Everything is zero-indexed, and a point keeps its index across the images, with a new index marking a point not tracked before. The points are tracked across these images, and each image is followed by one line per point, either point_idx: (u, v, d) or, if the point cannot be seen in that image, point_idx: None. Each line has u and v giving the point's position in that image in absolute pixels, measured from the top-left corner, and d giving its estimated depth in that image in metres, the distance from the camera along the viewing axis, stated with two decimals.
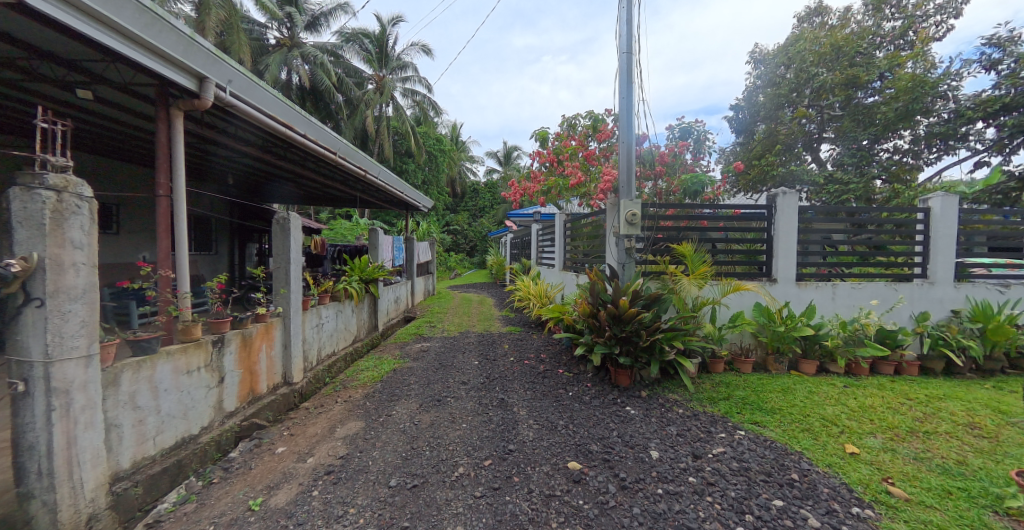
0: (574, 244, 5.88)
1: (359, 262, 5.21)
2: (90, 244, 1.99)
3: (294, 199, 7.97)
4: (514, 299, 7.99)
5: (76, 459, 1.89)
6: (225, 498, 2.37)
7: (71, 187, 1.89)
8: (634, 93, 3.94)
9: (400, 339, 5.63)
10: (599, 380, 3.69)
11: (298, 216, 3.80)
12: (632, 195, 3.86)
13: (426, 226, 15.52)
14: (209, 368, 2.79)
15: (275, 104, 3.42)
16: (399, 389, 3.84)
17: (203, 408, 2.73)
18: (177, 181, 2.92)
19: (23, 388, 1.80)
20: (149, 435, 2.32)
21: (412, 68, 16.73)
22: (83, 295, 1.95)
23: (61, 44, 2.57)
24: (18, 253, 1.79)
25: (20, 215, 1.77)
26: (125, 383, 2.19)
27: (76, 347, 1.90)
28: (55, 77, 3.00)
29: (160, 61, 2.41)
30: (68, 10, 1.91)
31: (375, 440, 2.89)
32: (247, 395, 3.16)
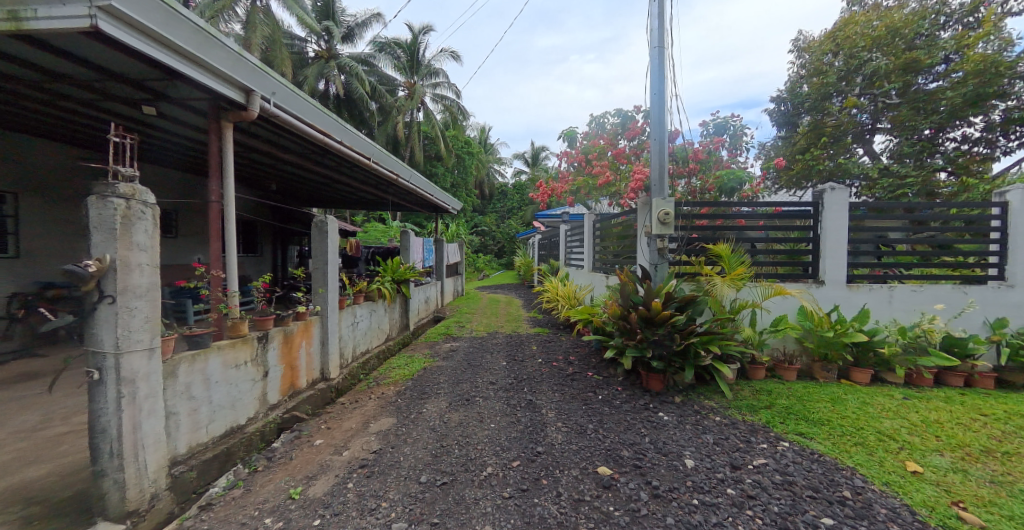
0: (603, 245, 5.81)
1: (391, 262, 5.34)
2: (153, 246, 2.13)
3: (330, 204, 8.24)
4: (541, 301, 7.95)
5: (140, 443, 2.03)
6: (268, 486, 2.47)
7: (138, 195, 2.04)
8: (666, 89, 3.83)
9: (429, 339, 5.71)
10: (629, 384, 3.61)
11: (335, 219, 3.91)
12: (664, 195, 3.75)
13: (455, 228, 15.69)
14: (254, 363, 2.93)
15: (314, 113, 3.56)
16: (430, 387, 3.89)
17: (249, 400, 2.86)
18: (227, 188, 3.09)
19: (96, 376, 1.94)
20: (201, 423, 2.46)
21: (442, 75, 17.16)
22: (146, 293, 2.09)
23: (127, 67, 2.75)
24: (93, 255, 1.94)
25: (95, 220, 1.92)
26: (182, 375, 2.33)
27: (141, 340, 2.04)
28: (123, 96, 3.22)
29: (212, 76, 2.56)
30: (134, 34, 2.07)
31: (406, 437, 2.94)
32: (287, 389, 3.29)
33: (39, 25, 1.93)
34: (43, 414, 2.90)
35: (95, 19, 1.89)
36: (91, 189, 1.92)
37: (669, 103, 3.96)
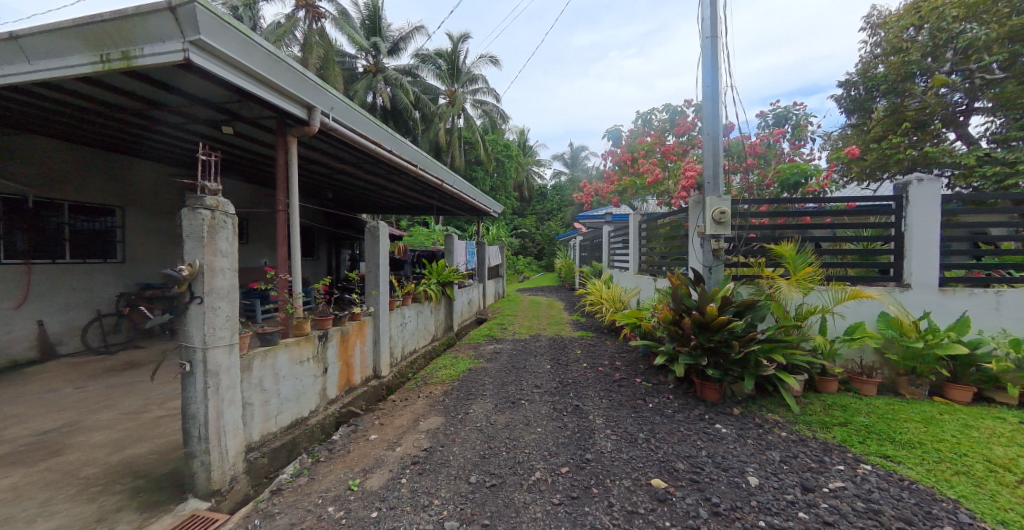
0: (649, 246, 5.62)
1: (436, 265, 5.47)
2: (233, 253, 2.32)
3: (380, 210, 8.61)
4: (584, 304, 7.80)
5: (223, 429, 2.21)
6: (330, 475, 2.61)
7: (221, 207, 2.23)
8: (720, 81, 3.63)
9: (473, 340, 5.78)
10: (682, 392, 3.44)
11: (386, 224, 4.06)
12: (718, 193, 3.56)
13: (497, 231, 15.82)
14: (316, 359, 3.11)
15: (367, 125, 3.74)
16: (476, 388, 3.94)
17: (312, 394, 3.04)
18: (291, 198, 3.31)
19: (187, 368, 2.14)
20: (271, 414, 2.64)
21: (483, 81, 17.62)
22: (228, 294, 2.29)
23: (211, 92, 3.02)
24: (185, 260, 2.15)
25: (188, 229, 2.13)
26: (256, 368, 2.52)
27: (223, 336, 2.23)
28: (206, 118, 3.55)
29: (279, 95, 2.78)
30: (218, 63, 2.29)
31: (454, 436, 2.99)
32: (344, 385, 3.46)
33: (146, 61, 2.18)
34: (143, 400, 3.34)
35: (187, 51, 2.11)
36: (184, 202, 2.13)
37: (722, 95, 3.77)
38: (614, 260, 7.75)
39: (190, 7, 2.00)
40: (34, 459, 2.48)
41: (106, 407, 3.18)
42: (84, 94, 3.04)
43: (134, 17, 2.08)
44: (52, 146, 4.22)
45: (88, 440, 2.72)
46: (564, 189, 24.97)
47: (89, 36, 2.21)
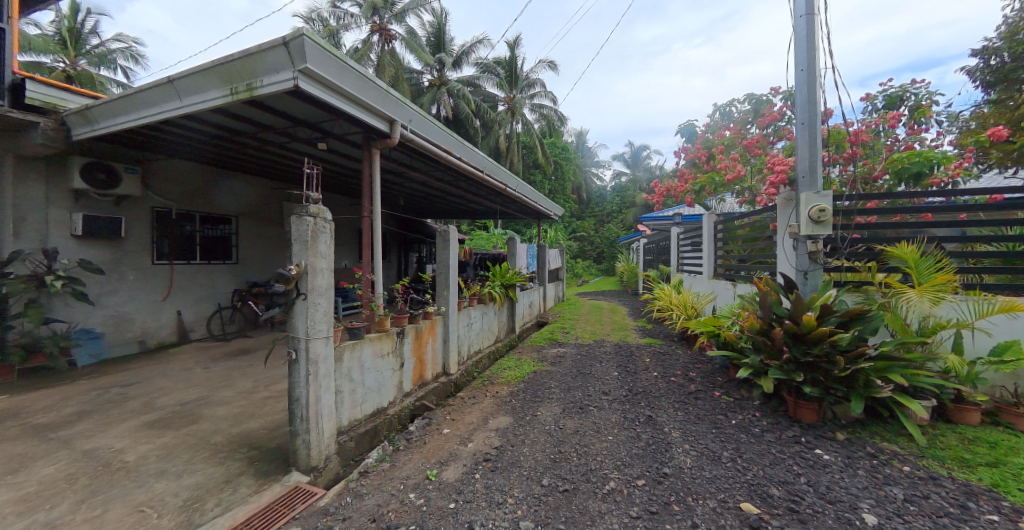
0: (731, 246, 5.20)
1: (499, 267, 5.42)
2: (330, 254, 2.68)
3: (444, 215, 8.82)
4: (652, 309, 7.40)
5: (320, 412, 2.58)
6: (408, 464, 2.80)
7: (320, 214, 2.59)
8: (817, 62, 3.31)
9: (536, 343, 5.74)
10: (770, 410, 3.15)
11: (456, 228, 4.06)
12: (816, 189, 3.24)
13: (555, 234, 15.59)
14: (394, 354, 3.34)
15: (441, 135, 3.87)
16: (542, 391, 3.91)
17: (390, 386, 3.30)
18: (376, 204, 3.49)
19: (293, 355, 2.52)
20: (356, 402, 2.95)
21: (539, 84, 17.99)
22: (327, 291, 2.63)
23: (308, 113, 3.33)
24: (293, 262, 2.53)
25: (295, 234, 2.51)
26: (346, 359, 2.85)
27: (321, 329, 2.58)
28: (304, 137, 3.86)
29: (365, 111, 3.08)
30: (316, 86, 2.67)
31: (524, 437, 3.04)
32: (418, 379, 3.65)
33: (265, 90, 2.67)
34: (253, 382, 3.95)
35: (296, 79, 2.54)
36: (293, 211, 2.52)
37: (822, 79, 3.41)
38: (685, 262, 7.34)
39: (300, 40, 2.41)
40: (178, 425, 3.10)
41: (226, 386, 3.84)
42: (211, 121, 3.47)
43: (256, 54, 2.56)
44: (184, 166, 5.10)
45: (215, 413, 3.31)
46: (626, 190, 24.08)
47: (222, 74, 2.75)
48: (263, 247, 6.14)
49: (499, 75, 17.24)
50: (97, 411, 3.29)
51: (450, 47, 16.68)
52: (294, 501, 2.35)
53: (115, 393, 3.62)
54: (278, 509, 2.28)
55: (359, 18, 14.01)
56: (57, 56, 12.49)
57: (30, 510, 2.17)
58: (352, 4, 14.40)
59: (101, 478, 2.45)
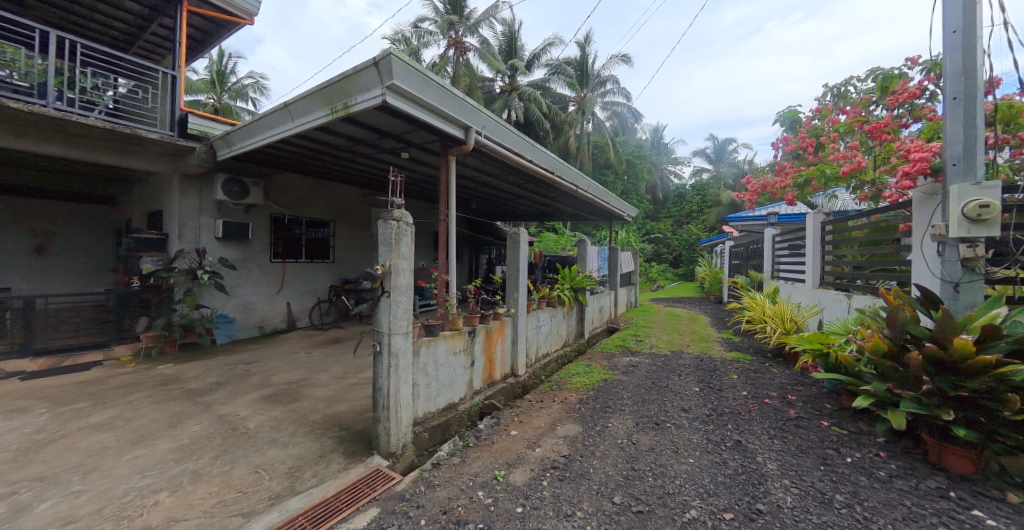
0: (844, 249, 4.54)
1: (569, 270, 5.29)
2: (410, 255, 2.83)
3: (515, 217, 8.88)
4: (738, 319, 6.76)
5: (398, 402, 2.74)
6: (477, 461, 2.84)
7: (403, 218, 2.76)
8: (981, 24, 2.71)
9: (607, 351, 5.51)
10: (892, 448, 2.68)
11: (526, 230, 4.04)
12: (974, 179, 2.68)
13: (627, 236, 14.95)
14: (465, 352, 3.41)
15: (512, 138, 3.87)
16: (613, 401, 3.75)
17: (461, 382, 3.38)
18: (451, 208, 3.59)
19: (378, 348, 2.69)
20: (431, 396, 3.07)
21: (612, 81, 17.49)
22: (407, 289, 2.79)
23: (393, 127, 3.54)
24: (378, 261, 2.72)
25: (381, 237, 2.70)
26: (422, 354, 2.99)
27: (401, 325, 2.74)
28: (389, 148, 4.10)
29: (442, 120, 3.20)
30: (401, 100, 2.86)
31: (594, 448, 2.92)
32: (486, 378, 3.69)
33: (359, 107, 2.92)
34: (344, 368, 4.27)
35: (385, 95, 2.75)
36: (379, 215, 2.71)
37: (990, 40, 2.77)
38: (782, 266, 6.57)
39: (388, 59, 2.62)
40: (285, 401, 3.45)
41: (322, 370, 4.20)
42: (313, 138, 3.84)
43: (352, 76, 2.82)
44: (294, 180, 5.68)
45: (314, 393, 3.64)
46: (707, 188, 22.36)
47: (324, 95, 3.07)
48: (355, 248, 6.64)
49: (570, 75, 16.96)
50: (228, 382, 3.79)
51: (522, 54, 16.84)
52: (376, 483, 2.51)
53: (241, 369, 4.15)
54: (362, 488, 2.45)
55: (437, 34, 14.67)
56: (203, 93, 14.89)
57: (182, 459, 2.61)
58: (430, 22, 15.08)
59: (230, 439, 2.85)
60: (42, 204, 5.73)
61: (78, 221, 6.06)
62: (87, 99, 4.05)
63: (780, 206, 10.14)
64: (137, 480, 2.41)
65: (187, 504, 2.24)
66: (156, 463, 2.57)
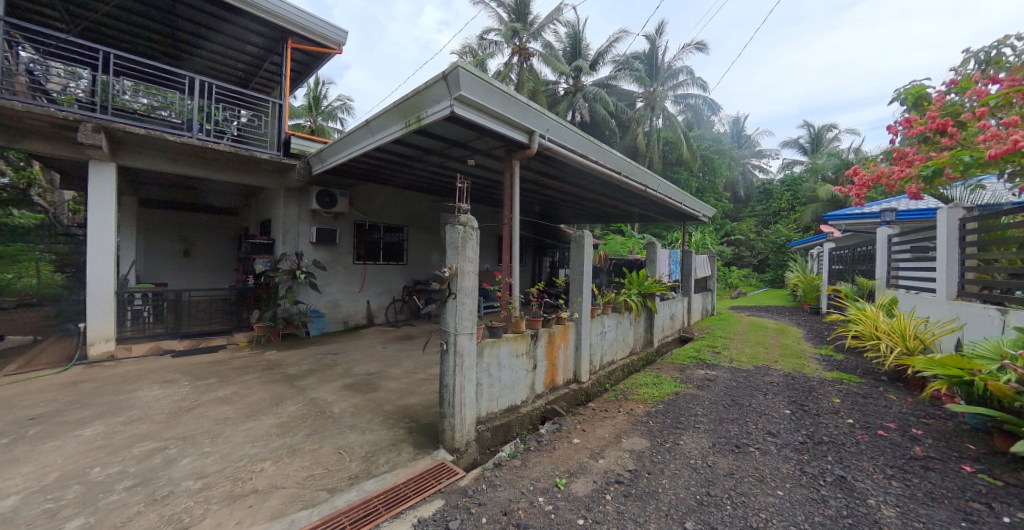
0: (996, 253, 3.73)
1: (637, 274, 5.03)
2: (476, 258, 2.89)
3: (582, 220, 8.69)
4: (839, 333, 5.89)
5: (462, 400, 2.80)
6: (538, 466, 2.80)
7: (469, 222, 2.83)
8: None
9: (680, 362, 5.11)
10: None
11: (592, 233, 3.90)
12: None
13: (701, 238, 13.88)
14: (528, 356, 3.39)
15: (576, 139, 3.77)
16: (686, 417, 3.46)
17: (523, 385, 3.36)
18: (515, 212, 3.59)
19: (444, 347, 2.79)
20: (493, 396, 3.10)
21: (685, 72, 16.51)
22: (473, 291, 2.86)
23: (461, 135, 3.65)
24: (446, 264, 2.82)
25: (448, 240, 2.80)
26: (486, 355, 3.03)
27: (466, 325, 2.80)
28: (457, 156, 4.23)
29: (507, 126, 3.24)
30: (467, 110, 2.95)
31: (663, 467, 2.72)
32: (549, 383, 3.62)
33: (430, 119, 3.07)
34: (415, 364, 4.50)
35: (453, 106, 2.86)
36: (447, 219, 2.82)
37: None
38: (901, 272, 5.58)
39: (455, 72, 2.72)
40: (364, 390, 3.72)
41: (396, 364, 4.46)
42: (391, 150, 4.11)
43: (424, 91, 2.98)
44: (374, 189, 6.15)
45: (389, 385, 3.88)
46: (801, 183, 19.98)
47: (399, 110, 3.27)
48: (425, 251, 6.98)
49: (636, 70, 16.31)
50: (318, 370, 4.19)
51: (586, 54, 16.45)
52: (441, 475, 2.60)
53: (329, 358, 4.57)
54: (428, 480, 2.54)
55: (501, 43, 14.67)
56: (302, 118, 16.85)
57: (283, 434, 2.94)
58: (496, 33, 15.11)
59: (319, 420, 3.14)
60: (188, 216, 6.86)
61: (212, 229, 7.15)
62: (219, 129, 4.74)
63: (894, 202, 8.69)
64: (249, 448, 2.76)
65: (285, 474, 2.51)
66: (263, 435, 2.92)
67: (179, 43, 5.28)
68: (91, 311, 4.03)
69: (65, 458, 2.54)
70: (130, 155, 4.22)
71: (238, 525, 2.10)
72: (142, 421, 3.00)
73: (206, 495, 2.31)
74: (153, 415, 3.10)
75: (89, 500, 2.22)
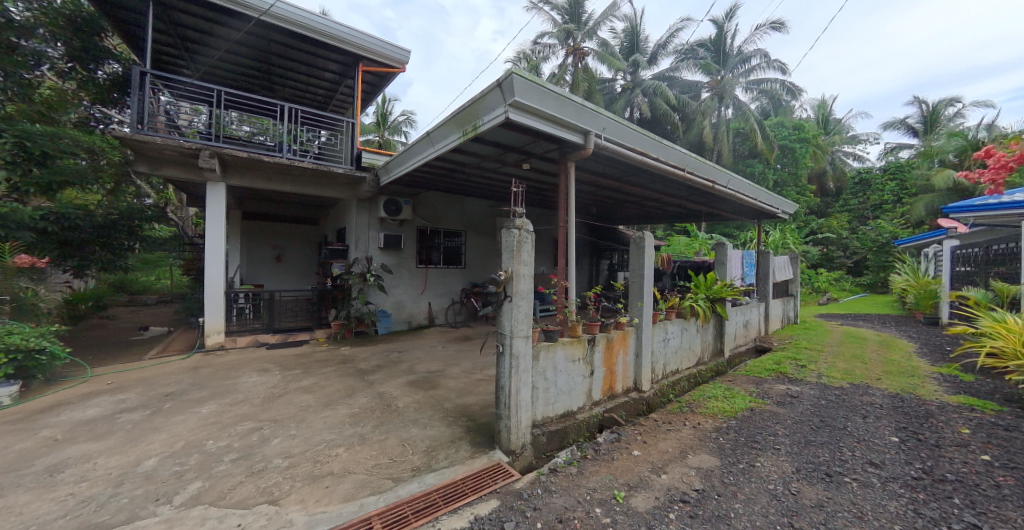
0: None
1: (705, 278, 4.65)
2: (532, 262, 2.90)
3: (646, 221, 8.30)
4: (963, 350, 4.88)
5: (518, 403, 2.83)
6: (595, 476, 2.71)
7: (524, 225, 2.86)
8: None
9: (755, 375, 4.60)
10: None
11: (653, 234, 3.70)
12: None
13: (782, 236, 12.41)
14: (585, 361, 3.31)
15: (635, 137, 3.61)
16: (763, 436, 3.11)
17: (580, 391, 3.29)
18: (572, 214, 3.54)
19: (501, 348, 2.84)
20: (549, 401, 3.08)
21: (759, 56, 15.01)
22: (528, 295, 2.87)
23: (514, 140, 3.70)
24: (502, 268, 2.87)
25: (505, 244, 2.85)
26: (542, 359, 3.02)
27: (522, 328, 2.82)
28: (512, 161, 4.30)
29: (561, 128, 3.22)
30: (521, 114, 2.99)
31: (735, 489, 2.48)
32: (607, 390, 3.50)
33: (486, 127, 3.17)
34: (473, 364, 4.63)
35: (508, 112, 2.92)
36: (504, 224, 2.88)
37: None
38: None
39: (509, 79, 2.78)
40: (425, 387, 3.92)
41: (455, 363, 4.64)
42: (451, 159, 4.32)
43: (480, 99, 3.09)
44: (438, 197, 6.50)
45: (448, 383, 4.04)
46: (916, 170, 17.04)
47: (457, 120, 3.42)
48: (482, 254, 7.17)
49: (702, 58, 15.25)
50: (386, 366, 4.51)
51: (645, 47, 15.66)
52: (497, 476, 2.64)
53: (399, 356, 4.90)
54: (485, 479, 2.60)
55: (555, 46, 14.62)
56: (371, 133, 18.26)
57: (355, 423, 3.22)
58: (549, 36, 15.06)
59: (386, 413, 3.38)
60: (281, 225, 7.86)
61: (301, 237, 8.11)
62: (303, 148, 5.36)
63: None
64: (326, 433, 3.07)
65: (356, 460, 2.75)
66: (338, 423, 3.22)
67: (275, 76, 6.11)
68: (208, 308, 4.79)
69: (189, 431, 3.05)
70: (234, 174, 4.95)
71: (317, 503, 2.34)
72: (244, 403, 3.49)
73: (292, 473, 2.61)
74: (252, 399, 3.59)
75: (204, 467, 2.64)
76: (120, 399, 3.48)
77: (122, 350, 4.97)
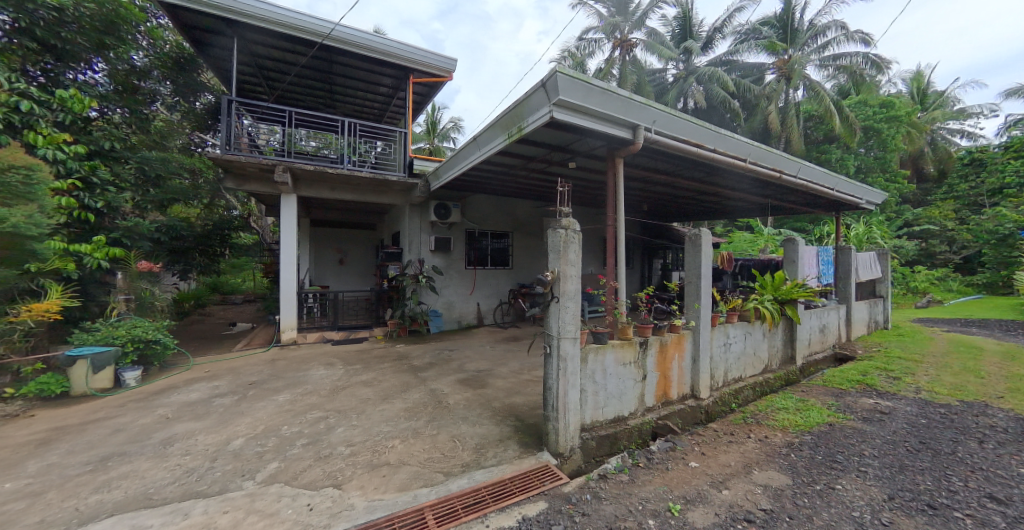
0: None
1: (772, 277, 4.22)
2: (580, 262, 2.84)
3: (707, 216, 7.77)
4: None
5: (566, 405, 2.78)
6: (649, 485, 2.59)
7: (570, 225, 2.81)
8: None
9: (835, 386, 4.05)
10: None
11: (710, 230, 3.43)
12: None
13: (867, 229, 10.90)
14: (636, 364, 3.17)
15: (690, 128, 3.39)
16: (844, 455, 2.75)
17: (632, 396, 3.15)
18: (622, 212, 3.41)
19: (548, 350, 2.82)
20: (599, 405, 2.99)
21: (834, 28, 13.34)
22: (576, 295, 2.82)
23: (557, 139, 3.65)
24: (548, 268, 2.85)
25: (551, 245, 2.82)
26: (591, 361, 2.94)
27: (569, 330, 2.77)
28: (558, 160, 4.25)
29: (608, 123, 3.11)
30: (566, 112, 2.94)
31: (810, 513, 2.23)
32: (661, 396, 3.31)
33: (530, 127, 3.17)
34: (520, 364, 4.64)
35: (552, 112, 2.89)
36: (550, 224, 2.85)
37: None
38: None
39: (553, 78, 2.74)
40: (474, 386, 4.02)
41: (504, 363, 4.69)
42: (499, 161, 4.38)
43: (525, 100, 3.08)
44: (486, 199, 6.62)
45: (497, 382, 4.10)
46: None
47: (501, 122, 3.46)
48: (530, 254, 7.19)
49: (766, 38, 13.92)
50: (438, 363, 4.70)
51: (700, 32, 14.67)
52: (546, 477, 2.62)
53: (453, 354, 5.07)
54: (533, 480, 2.59)
55: (601, 40, 14.04)
56: (423, 141, 19.09)
57: (409, 417, 3.39)
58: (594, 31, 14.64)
59: (438, 409, 3.52)
60: (346, 230, 8.51)
61: (364, 240, 8.71)
62: (362, 159, 5.76)
63: None
64: (383, 425, 3.27)
65: (410, 453, 2.89)
66: (394, 416, 3.42)
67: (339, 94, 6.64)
68: (283, 306, 5.36)
69: (268, 417, 3.41)
70: (304, 186, 5.47)
71: (376, 490, 2.50)
72: (313, 394, 3.84)
73: (354, 460, 2.82)
74: (320, 390, 3.93)
75: (279, 450, 2.95)
76: (214, 386, 4.00)
77: (216, 343, 5.74)
